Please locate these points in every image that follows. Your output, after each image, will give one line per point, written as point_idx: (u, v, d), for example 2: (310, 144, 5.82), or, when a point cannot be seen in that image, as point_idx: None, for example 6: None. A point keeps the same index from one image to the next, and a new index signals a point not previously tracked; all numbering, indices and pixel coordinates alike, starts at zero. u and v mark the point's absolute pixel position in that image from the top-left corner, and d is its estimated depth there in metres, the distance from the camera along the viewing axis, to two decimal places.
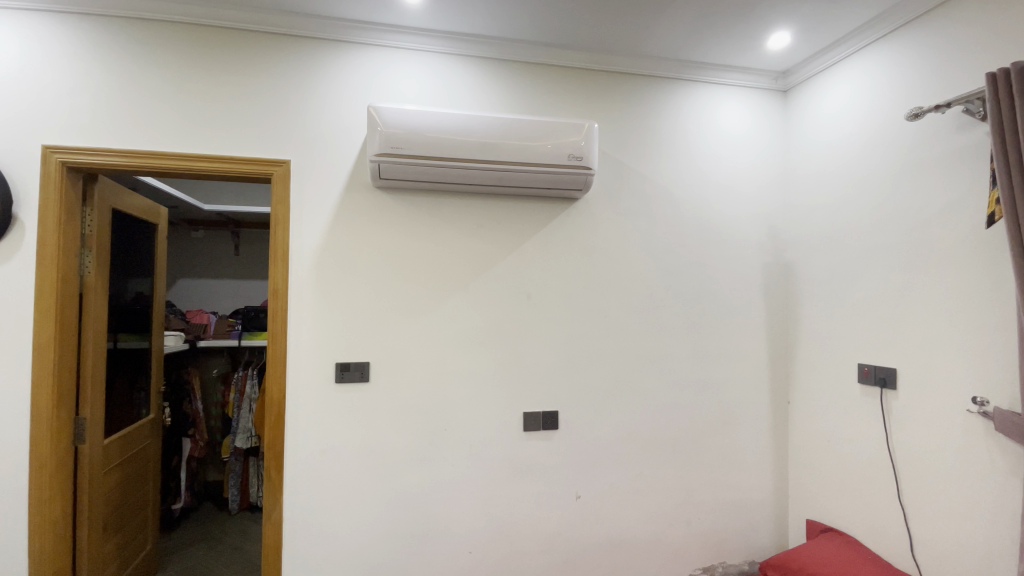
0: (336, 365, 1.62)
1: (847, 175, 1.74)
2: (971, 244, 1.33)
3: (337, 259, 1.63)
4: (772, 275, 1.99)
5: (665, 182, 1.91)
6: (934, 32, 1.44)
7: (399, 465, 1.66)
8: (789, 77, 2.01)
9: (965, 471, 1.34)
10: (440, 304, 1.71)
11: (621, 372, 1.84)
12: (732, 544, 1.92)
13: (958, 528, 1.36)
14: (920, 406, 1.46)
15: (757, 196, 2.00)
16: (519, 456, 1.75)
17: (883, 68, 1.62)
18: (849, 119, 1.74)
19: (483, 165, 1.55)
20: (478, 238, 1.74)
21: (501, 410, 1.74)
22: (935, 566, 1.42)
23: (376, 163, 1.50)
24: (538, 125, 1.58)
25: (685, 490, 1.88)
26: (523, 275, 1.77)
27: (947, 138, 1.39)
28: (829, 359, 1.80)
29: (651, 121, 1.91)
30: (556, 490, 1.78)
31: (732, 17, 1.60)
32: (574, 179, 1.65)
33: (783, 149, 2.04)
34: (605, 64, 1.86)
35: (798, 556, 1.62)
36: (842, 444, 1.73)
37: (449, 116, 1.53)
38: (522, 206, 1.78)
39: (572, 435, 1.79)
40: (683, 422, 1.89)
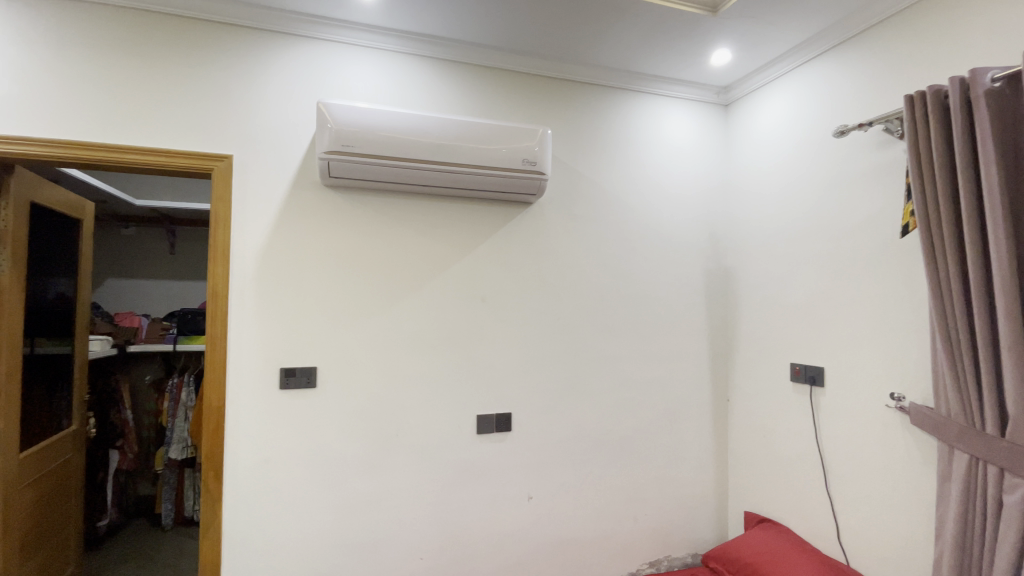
0: (282, 369, 1.56)
1: (782, 187, 1.86)
2: (889, 253, 1.45)
3: (284, 259, 1.57)
4: (714, 279, 2.10)
5: (615, 187, 1.97)
6: (859, 58, 1.58)
7: (348, 472, 1.62)
8: (730, 92, 2.13)
9: (884, 461, 1.46)
10: (392, 306, 1.68)
11: (573, 373, 1.88)
12: (677, 538, 2.00)
13: (878, 513, 1.47)
14: (845, 402, 1.58)
15: (701, 204, 2.10)
16: (471, 458, 1.74)
17: (814, 88, 1.75)
18: (784, 134, 1.86)
19: (438, 166, 1.55)
20: (433, 239, 1.73)
21: (454, 413, 1.73)
22: (858, 550, 1.53)
23: (325, 161, 1.46)
24: (493, 128, 1.59)
25: (634, 487, 1.94)
26: (477, 279, 1.77)
27: (869, 154, 1.51)
28: (765, 359, 1.91)
29: (603, 128, 1.97)
30: (508, 491, 1.79)
31: (680, 32, 1.67)
32: (528, 183, 1.67)
33: (724, 160, 2.16)
34: (559, 71, 1.90)
35: (736, 547, 1.72)
36: (776, 439, 1.85)
37: (404, 116, 1.51)
38: (477, 209, 1.78)
39: (525, 436, 1.81)
40: (632, 421, 1.95)
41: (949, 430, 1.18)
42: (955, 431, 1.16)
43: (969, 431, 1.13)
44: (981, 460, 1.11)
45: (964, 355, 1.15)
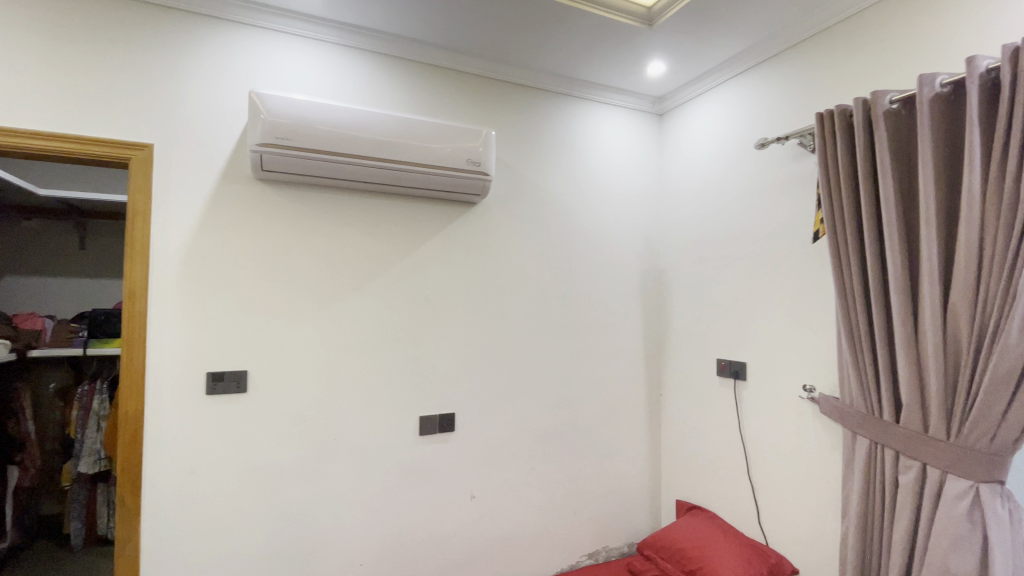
0: (209, 373, 1.47)
1: (710, 194, 1.99)
2: (802, 258, 1.59)
3: (213, 256, 1.49)
4: (649, 280, 2.20)
5: (557, 189, 2.02)
6: (777, 78, 1.72)
7: (283, 479, 1.56)
8: (664, 102, 2.25)
9: (798, 447, 1.59)
10: (331, 306, 1.63)
11: (515, 372, 1.91)
12: (615, 529, 2.08)
13: (793, 495, 1.61)
14: (765, 394, 1.72)
15: (637, 208, 2.20)
16: (413, 460, 1.73)
17: (738, 102, 1.88)
18: (712, 144, 1.99)
19: (380, 163, 1.52)
20: (375, 238, 1.70)
21: (396, 415, 1.70)
22: (775, 529, 1.67)
23: (258, 153, 1.39)
24: (436, 126, 1.59)
25: (574, 482, 2.00)
26: (420, 279, 1.76)
27: (786, 166, 1.65)
28: (694, 356, 2.03)
29: (546, 131, 2.01)
30: (450, 492, 1.78)
31: (617, 43, 1.75)
32: (472, 183, 1.68)
33: (658, 167, 2.27)
34: (503, 73, 1.92)
35: (668, 535, 1.82)
36: (704, 430, 1.97)
37: (343, 110, 1.47)
38: (420, 208, 1.77)
39: (467, 436, 1.81)
40: (572, 417, 2.01)
41: (852, 418, 1.32)
42: (857, 418, 1.30)
43: (870, 419, 1.26)
44: (880, 445, 1.24)
45: (865, 350, 1.28)
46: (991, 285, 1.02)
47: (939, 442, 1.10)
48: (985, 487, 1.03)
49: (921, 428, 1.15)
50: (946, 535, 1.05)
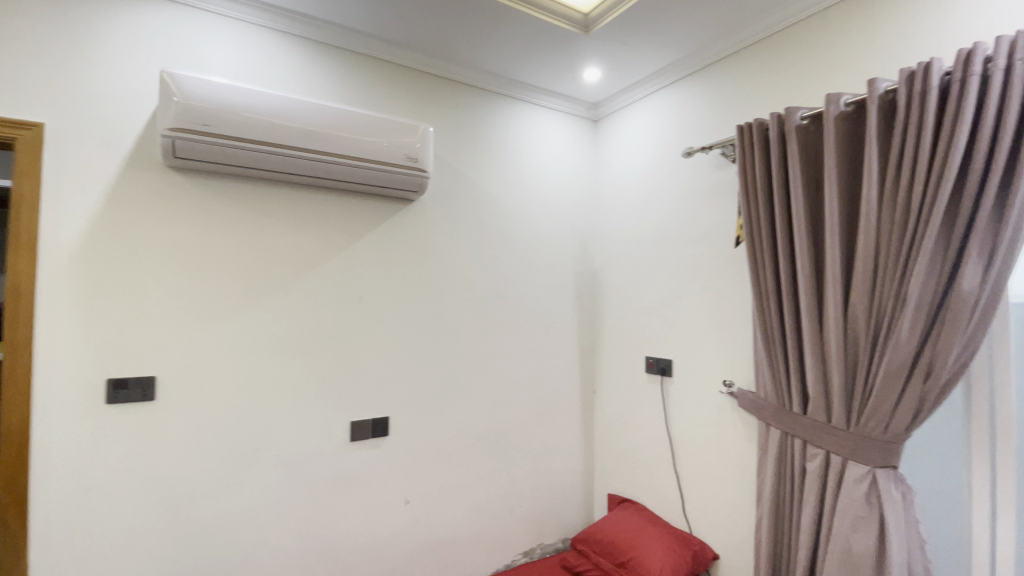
0: (109, 380, 1.32)
1: (641, 199, 2.06)
2: (724, 261, 1.69)
3: (114, 250, 1.34)
4: (584, 281, 2.25)
5: (495, 189, 2.01)
6: (704, 91, 1.82)
7: (196, 494, 1.43)
8: (599, 108, 2.31)
9: (718, 439, 1.69)
10: (253, 306, 1.52)
11: (452, 373, 1.88)
12: (550, 525, 2.11)
13: (715, 485, 1.70)
14: (689, 390, 1.81)
15: (573, 211, 2.24)
16: (344, 467, 1.65)
17: (669, 112, 1.96)
18: (644, 150, 2.06)
19: (308, 154, 1.44)
20: (302, 234, 1.60)
21: (324, 421, 1.62)
22: (698, 518, 1.76)
23: (169, 138, 1.27)
24: (371, 120, 1.52)
25: (510, 481, 2.01)
26: (351, 277, 1.68)
27: (710, 174, 1.75)
28: (625, 354, 2.10)
29: (484, 130, 2.00)
30: (383, 498, 1.72)
31: (556, 46, 1.77)
32: (408, 180, 1.63)
33: (593, 171, 2.33)
34: (442, 69, 1.89)
35: (600, 528, 1.87)
36: (634, 425, 2.04)
37: (269, 97, 1.38)
38: (352, 203, 1.69)
39: (401, 440, 1.76)
40: (508, 417, 2.01)
41: (766, 410, 1.42)
42: (771, 411, 1.40)
43: (782, 411, 1.36)
44: (790, 435, 1.34)
45: (777, 347, 1.38)
46: (884, 289, 1.13)
47: (841, 431, 1.21)
48: (880, 472, 1.14)
49: (825, 418, 1.25)
50: (847, 517, 1.15)
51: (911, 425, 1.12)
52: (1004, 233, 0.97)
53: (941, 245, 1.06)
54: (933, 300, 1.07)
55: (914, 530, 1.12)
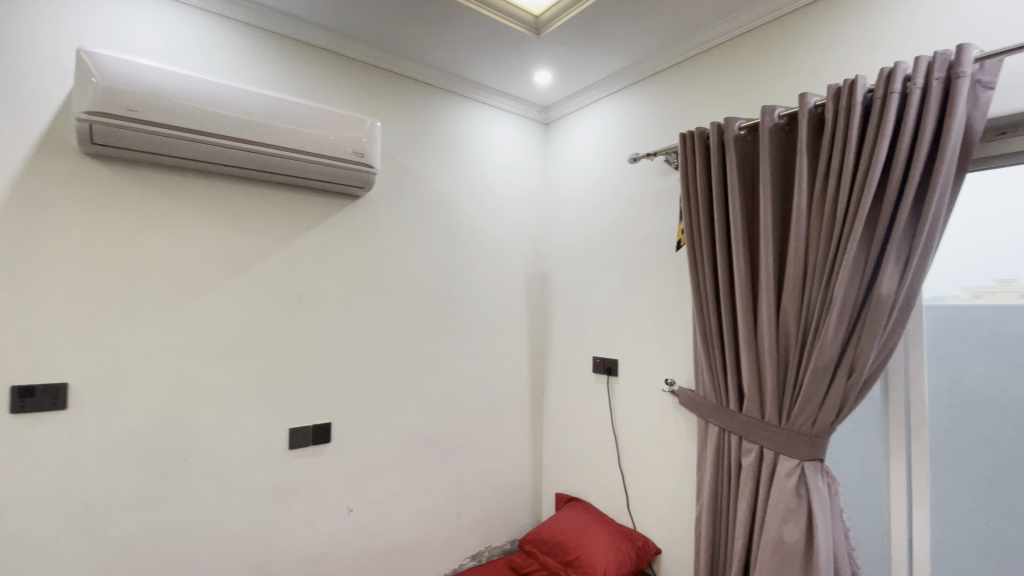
0: (12, 388, 1.19)
1: (590, 203, 2.09)
2: (667, 264, 1.74)
3: (18, 243, 1.20)
4: (533, 282, 2.26)
5: (446, 189, 1.98)
6: (651, 99, 1.87)
7: (114, 510, 1.31)
8: (550, 112, 2.33)
9: (661, 437, 1.74)
10: (181, 306, 1.41)
11: (399, 376, 1.83)
12: (498, 527, 2.10)
13: (658, 482, 1.75)
14: (634, 390, 1.85)
15: (523, 212, 2.24)
16: (282, 476, 1.56)
17: (618, 118, 2.00)
18: (593, 154, 2.10)
19: (246, 146, 1.35)
20: (237, 229, 1.51)
21: (261, 427, 1.53)
22: (642, 515, 1.80)
23: (85, 123, 1.16)
24: (314, 112, 1.46)
25: (459, 484, 1.98)
26: (291, 277, 1.60)
27: (655, 180, 1.80)
28: (574, 355, 2.12)
29: (435, 128, 1.96)
30: (324, 507, 1.64)
31: (507, 47, 1.77)
32: (354, 176, 1.57)
33: (544, 174, 2.34)
34: (391, 63, 1.84)
35: (548, 528, 1.88)
36: (581, 425, 2.07)
37: (202, 83, 1.29)
38: (293, 199, 1.61)
39: (345, 446, 1.69)
40: (457, 420, 1.98)
41: (705, 408, 1.47)
42: (709, 408, 1.45)
43: (719, 408, 1.42)
44: (726, 431, 1.40)
45: (716, 347, 1.43)
46: (813, 292, 1.20)
47: (773, 427, 1.27)
48: (808, 464, 1.21)
49: (759, 414, 1.32)
50: (779, 509, 1.21)
51: (835, 420, 1.20)
52: (917, 242, 1.05)
53: (862, 252, 1.13)
54: (855, 303, 1.14)
55: (838, 519, 1.19)
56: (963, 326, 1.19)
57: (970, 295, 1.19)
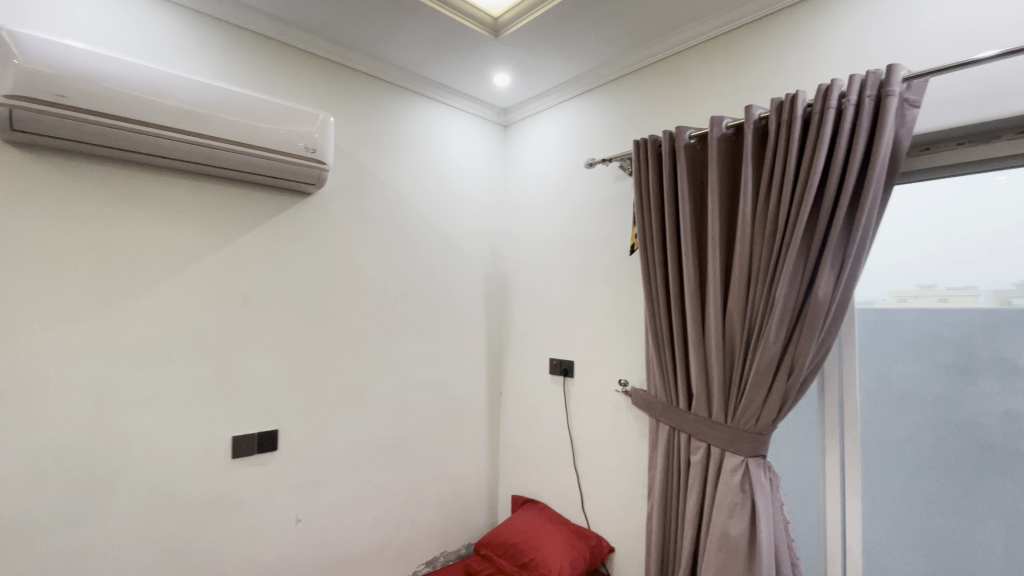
0: None
1: (548, 206, 2.11)
2: (621, 267, 1.78)
3: None
4: (491, 284, 2.26)
5: (403, 189, 1.95)
6: (606, 105, 1.91)
7: (32, 529, 1.20)
8: (508, 115, 2.33)
9: (614, 437, 1.77)
10: (112, 306, 1.32)
11: (351, 379, 1.78)
12: (454, 532, 2.07)
13: (611, 482, 1.78)
14: (589, 391, 1.88)
15: (481, 214, 2.23)
16: (224, 486, 1.49)
17: (575, 122, 2.03)
18: (551, 158, 2.12)
19: (187, 137, 1.28)
20: (177, 225, 1.42)
21: (202, 436, 1.45)
22: (596, 514, 1.83)
23: (4, 107, 1.06)
24: (263, 105, 1.40)
25: (413, 489, 1.94)
26: (237, 276, 1.52)
27: (610, 185, 1.84)
28: (530, 357, 2.13)
29: (392, 126, 1.93)
30: (271, 517, 1.58)
31: (465, 47, 1.76)
32: (305, 172, 1.51)
33: (502, 176, 2.35)
34: (346, 58, 1.79)
35: (503, 530, 1.87)
36: (537, 426, 2.08)
37: (138, 69, 1.21)
38: (239, 194, 1.53)
39: (293, 452, 1.63)
40: (412, 424, 1.95)
41: (656, 407, 1.51)
42: (660, 408, 1.49)
43: (669, 408, 1.46)
44: (676, 430, 1.44)
45: (667, 348, 1.48)
46: (756, 295, 1.26)
47: (720, 425, 1.32)
48: (752, 460, 1.26)
49: (706, 413, 1.36)
50: (724, 504, 1.26)
51: (777, 417, 1.25)
52: (850, 248, 1.12)
53: (802, 258, 1.19)
54: (795, 306, 1.20)
55: (779, 512, 1.24)
56: (890, 328, 1.27)
57: (896, 298, 1.27)
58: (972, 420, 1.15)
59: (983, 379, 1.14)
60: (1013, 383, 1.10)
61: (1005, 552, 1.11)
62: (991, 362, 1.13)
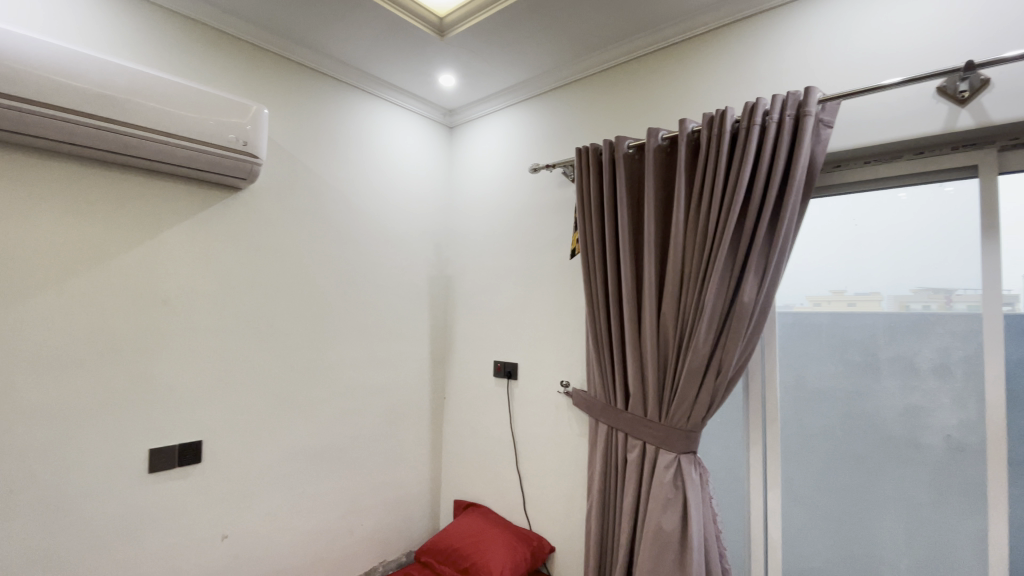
0: None
1: (493, 209, 2.11)
2: (564, 271, 1.81)
3: None
4: (435, 286, 2.23)
5: (343, 187, 1.89)
6: (551, 111, 1.94)
7: None
8: (454, 116, 2.32)
9: (556, 438, 1.80)
10: (4, 307, 1.18)
11: (286, 384, 1.70)
12: (394, 540, 2.02)
13: (553, 483, 1.80)
14: (531, 393, 1.89)
15: (425, 215, 2.20)
16: (139, 504, 1.37)
17: (521, 127, 2.04)
18: (497, 161, 2.12)
19: (101, 124, 1.17)
20: (87, 219, 1.30)
21: (114, 449, 1.33)
22: (538, 516, 1.84)
23: None
24: (188, 93, 1.31)
25: (352, 498, 1.88)
26: (156, 275, 1.41)
27: (554, 190, 1.87)
28: (474, 359, 2.13)
29: (332, 122, 1.86)
30: (193, 535, 1.47)
31: (410, 45, 1.73)
32: (235, 166, 1.43)
33: (447, 178, 2.33)
34: (283, 49, 1.71)
35: (445, 536, 1.85)
36: (480, 429, 2.08)
37: (42, 47, 1.10)
38: (160, 187, 1.42)
39: (219, 464, 1.53)
40: (351, 430, 1.88)
41: (596, 407, 1.54)
42: (599, 408, 1.53)
43: (608, 408, 1.50)
44: (614, 429, 1.48)
45: (606, 350, 1.52)
46: (688, 299, 1.32)
47: (654, 424, 1.37)
48: (684, 457, 1.31)
49: (642, 412, 1.41)
50: (659, 500, 1.30)
51: (706, 415, 1.32)
52: (771, 257, 1.20)
53: (729, 265, 1.26)
54: (722, 309, 1.27)
55: (708, 506, 1.30)
56: (807, 330, 1.37)
57: (811, 302, 1.38)
58: (876, 414, 1.26)
59: (885, 376, 1.25)
60: (911, 380, 1.22)
61: (905, 536, 1.21)
62: (893, 361, 1.24)
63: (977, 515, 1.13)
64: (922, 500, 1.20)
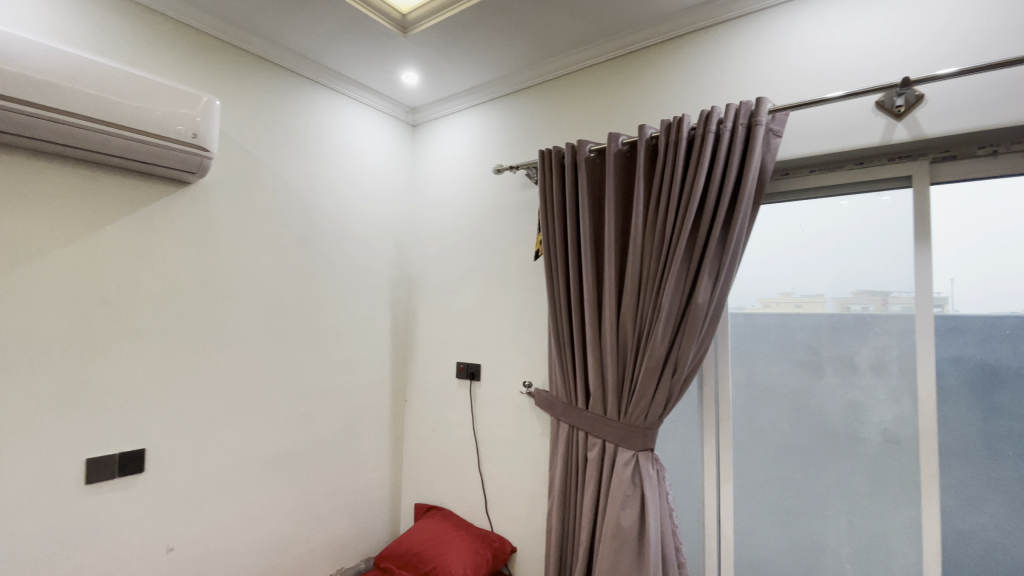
0: None
1: (456, 208, 2.09)
2: (526, 272, 1.82)
3: None
4: (397, 286, 2.20)
5: (301, 184, 1.83)
6: (514, 113, 1.94)
7: None
8: (417, 114, 2.29)
9: (518, 438, 1.80)
10: None
11: (238, 388, 1.63)
12: (353, 546, 1.97)
13: (514, 483, 1.81)
14: (493, 394, 1.89)
15: (387, 214, 2.17)
16: (74, 517, 1.28)
17: (484, 127, 2.04)
18: (460, 160, 2.11)
19: (33, 110, 1.09)
20: (17, 212, 1.20)
21: (45, 460, 1.24)
22: (499, 517, 1.84)
23: None
24: (132, 81, 1.24)
25: (308, 504, 1.82)
26: (96, 273, 1.33)
27: (517, 191, 1.87)
28: (437, 360, 2.10)
29: (290, 117, 1.80)
30: (135, 549, 1.39)
31: (372, 41, 1.69)
32: (184, 159, 1.36)
33: (410, 176, 2.30)
34: (237, 38, 1.64)
35: (405, 541, 1.82)
36: (442, 431, 2.06)
37: None
38: (101, 179, 1.34)
39: (164, 473, 1.45)
40: (308, 434, 1.83)
41: (557, 407, 1.56)
42: (560, 408, 1.54)
43: (569, 408, 1.51)
44: (575, 428, 1.50)
45: (567, 350, 1.53)
46: (646, 300, 1.35)
47: (614, 422, 1.40)
48: (642, 455, 1.34)
49: (602, 411, 1.43)
50: (618, 497, 1.33)
51: (663, 413, 1.35)
52: (724, 261, 1.24)
53: (685, 267, 1.30)
54: (678, 311, 1.30)
55: (665, 502, 1.34)
56: (758, 330, 1.43)
57: (762, 304, 1.44)
58: (821, 411, 1.33)
59: (829, 374, 1.32)
60: (852, 378, 1.29)
61: (847, 526, 1.28)
62: (836, 360, 1.31)
63: (911, 504, 1.21)
64: (862, 491, 1.26)
